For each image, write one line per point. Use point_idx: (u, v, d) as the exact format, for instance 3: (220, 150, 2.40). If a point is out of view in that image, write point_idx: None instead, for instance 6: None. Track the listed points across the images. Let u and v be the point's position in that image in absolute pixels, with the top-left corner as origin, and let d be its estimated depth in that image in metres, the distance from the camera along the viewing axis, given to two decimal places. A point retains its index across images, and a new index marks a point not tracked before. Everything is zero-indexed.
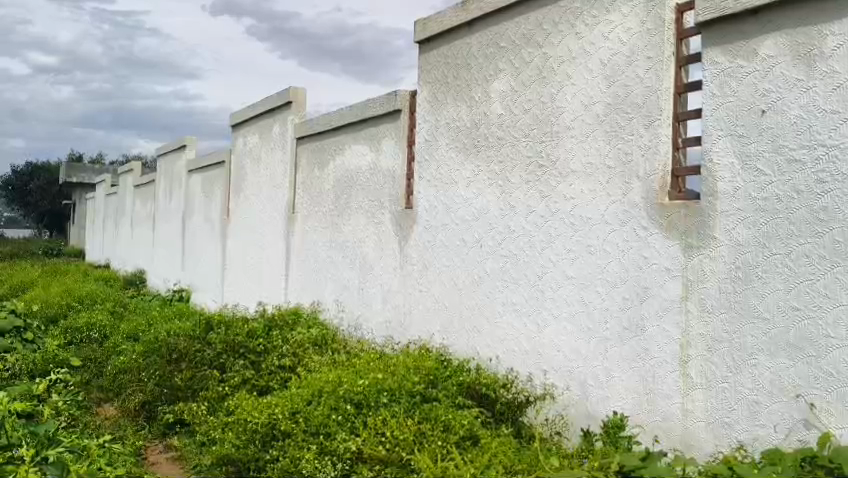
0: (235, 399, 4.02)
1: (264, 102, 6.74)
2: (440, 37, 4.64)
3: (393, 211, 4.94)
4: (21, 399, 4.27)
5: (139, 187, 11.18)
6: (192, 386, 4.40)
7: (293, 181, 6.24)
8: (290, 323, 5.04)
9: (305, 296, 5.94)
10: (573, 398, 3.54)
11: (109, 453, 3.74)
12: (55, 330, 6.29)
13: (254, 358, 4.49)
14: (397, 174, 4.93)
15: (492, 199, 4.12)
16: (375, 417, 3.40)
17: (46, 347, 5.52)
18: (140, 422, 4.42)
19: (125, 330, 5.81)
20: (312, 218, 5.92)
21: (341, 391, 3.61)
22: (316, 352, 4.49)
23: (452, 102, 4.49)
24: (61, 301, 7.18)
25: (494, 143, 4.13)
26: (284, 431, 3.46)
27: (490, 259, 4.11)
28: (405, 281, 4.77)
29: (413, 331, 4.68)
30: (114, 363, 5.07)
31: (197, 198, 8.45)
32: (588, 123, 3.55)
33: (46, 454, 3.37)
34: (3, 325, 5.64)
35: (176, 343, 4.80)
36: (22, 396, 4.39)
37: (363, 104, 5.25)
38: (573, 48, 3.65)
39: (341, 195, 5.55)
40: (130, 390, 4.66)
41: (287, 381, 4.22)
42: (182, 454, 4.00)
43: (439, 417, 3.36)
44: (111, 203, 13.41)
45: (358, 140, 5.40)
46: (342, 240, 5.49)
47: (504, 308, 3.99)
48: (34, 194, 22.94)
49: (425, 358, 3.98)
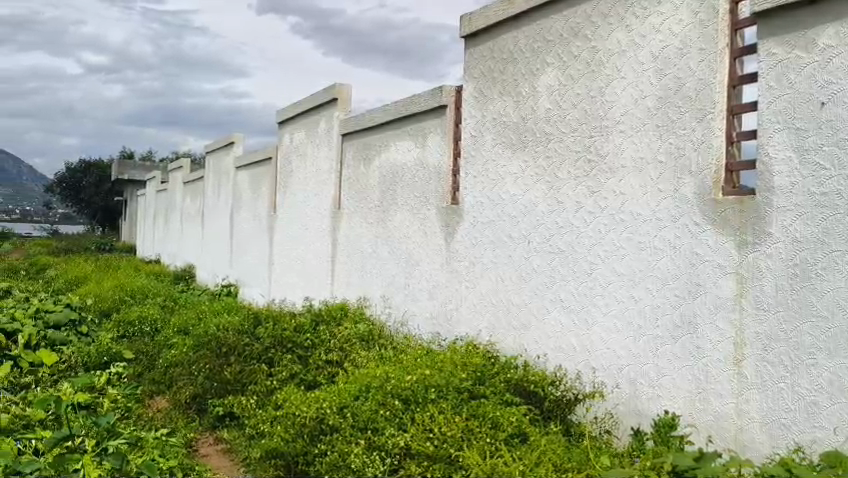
0: (284, 393, 4.07)
1: (310, 99, 6.79)
2: (486, 31, 4.61)
3: (438, 207, 4.93)
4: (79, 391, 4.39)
5: (188, 184, 11.37)
6: (241, 380, 4.46)
7: (339, 177, 6.27)
8: (337, 319, 5.07)
9: (351, 292, 5.97)
10: (623, 396, 3.49)
11: (164, 445, 3.82)
12: (108, 323, 6.44)
13: (302, 353, 4.54)
14: (442, 170, 4.91)
15: (540, 195, 4.08)
16: (423, 412, 3.41)
17: (100, 339, 5.66)
18: (192, 415, 4.47)
19: (175, 324, 5.92)
20: (358, 214, 5.94)
21: (389, 386, 3.63)
22: (363, 347, 4.50)
23: (499, 97, 4.45)
24: (114, 295, 7.35)
25: (541, 138, 4.09)
26: (333, 425, 3.50)
27: (538, 256, 4.07)
28: (452, 278, 4.76)
29: (460, 328, 4.66)
30: (165, 356, 5.16)
31: (245, 194, 8.56)
32: (639, 117, 3.49)
33: (106, 445, 3.46)
34: (59, 318, 5.80)
35: (226, 338, 4.88)
36: (80, 389, 4.52)
37: (409, 99, 5.25)
38: (622, 41, 3.59)
39: (387, 191, 5.56)
40: (181, 382, 4.73)
41: (335, 376, 4.24)
42: (232, 447, 4.03)
43: (487, 415, 3.35)
44: (161, 200, 13.68)
45: (403, 136, 5.40)
46: (388, 237, 5.50)
47: (552, 305, 3.95)
48: (88, 190, 23.54)
49: (472, 355, 3.97)
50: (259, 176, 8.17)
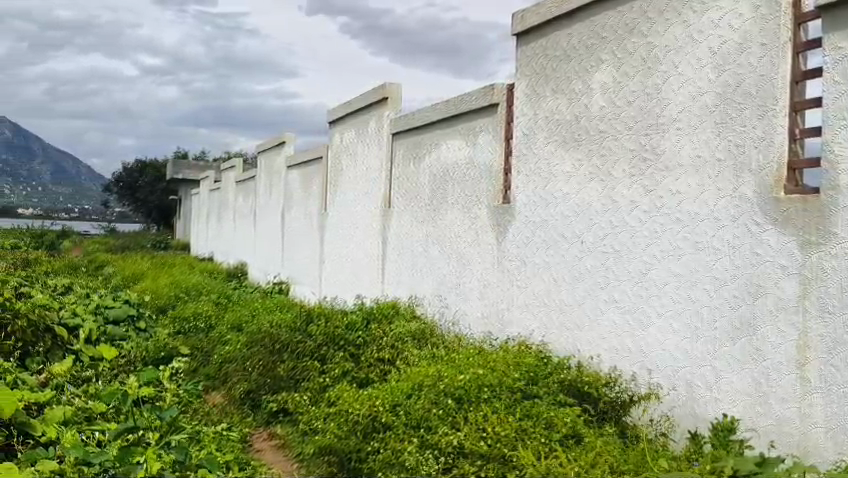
0: (337, 390, 4.10)
1: (361, 98, 6.83)
2: (538, 29, 4.57)
3: (490, 206, 4.91)
4: (140, 386, 4.51)
5: (241, 183, 11.56)
6: (294, 377, 4.52)
7: (389, 176, 6.29)
8: (388, 317, 5.09)
9: (402, 290, 5.99)
10: (680, 399, 3.42)
11: (221, 439, 3.89)
12: (165, 319, 6.59)
13: (354, 351, 4.58)
14: (494, 169, 4.89)
15: (594, 194, 4.03)
16: (476, 412, 3.41)
17: (158, 335, 5.81)
18: (246, 410, 4.53)
19: (229, 320, 6.03)
20: (408, 213, 5.96)
21: (441, 384, 3.64)
22: (414, 346, 4.51)
23: (551, 95, 4.42)
24: (170, 292, 7.52)
25: (595, 137, 4.04)
26: (386, 423, 3.53)
27: (591, 256, 4.03)
28: (503, 277, 4.74)
29: (512, 328, 4.64)
30: (219, 352, 5.25)
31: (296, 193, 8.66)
32: (696, 114, 3.42)
33: (168, 438, 3.60)
34: (118, 313, 5.96)
35: (279, 335, 4.95)
36: (143, 384, 4.73)
37: (460, 98, 5.24)
38: (680, 36, 3.53)
39: (437, 189, 5.57)
40: (235, 378, 4.80)
41: (387, 374, 4.25)
42: (285, 443, 4.07)
43: (541, 415, 3.33)
44: (214, 199, 13.94)
45: (454, 135, 5.39)
46: (439, 236, 5.50)
47: (606, 305, 3.90)
48: (143, 189, 24.13)
49: (524, 355, 3.96)
50: (309, 175, 8.26)
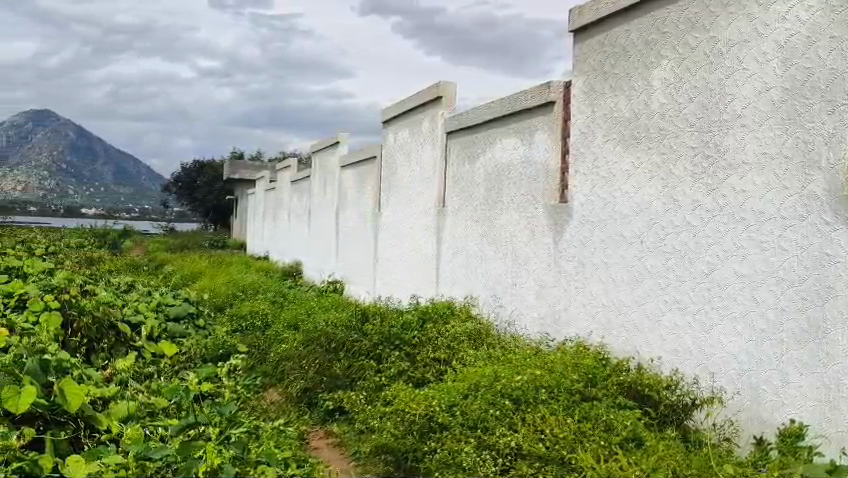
0: (393, 390, 4.13)
1: (415, 97, 6.83)
2: (596, 25, 4.50)
3: (547, 205, 4.86)
4: (201, 383, 4.60)
5: (296, 182, 11.70)
6: (350, 375, 4.55)
7: (443, 175, 6.29)
8: (444, 317, 5.09)
9: (457, 290, 5.97)
10: (745, 403, 3.32)
11: (279, 436, 3.94)
12: (223, 317, 6.72)
13: (409, 350, 4.59)
14: (551, 168, 4.84)
15: (654, 193, 3.95)
16: (534, 413, 3.39)
17: (217, 333, 5.91)
18: (303, 408, 4.58)
19: (286, 319, 6.11)
20: (463, 212, 5.94)
21: (498, 385, 3.63)
22: (470, 346, 4.49)
23: (610, 92, 4.34)
24: (228, 291, 7.65)
25: (656, 134, 3.95)
26: (442, 423, 3.53)
27: (651, 256, 3.95)
28: (560, 278, 4.68)
29: (569, 329, 4.58)
30: (277, 350, 5.32)
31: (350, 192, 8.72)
32: (762, 110, 3.32)
33: (228, 434, 3.65)
34: (179, 311, 6.10)
35: (335, 334, 5.00)
36: (203, 379, 4.86)
37: (515, 96, 5.20)
38: (744, 30, 3.42)
39: (492, 188, 5.53)
40: (292, 376, 4.86)
41: (443, 374, 4.24)
42: (342, 441, 4.10)
43: (600, 417, 3.28)
44: (269, 199, 14.16)
45: (509, 134, 5.35)
46: (495, 236, 5.47)
47: (667, 306, 3.82)
48: (201, 190, 24.66)
49: (582, 357, 3.90)
50: (363, 174, 8.30)
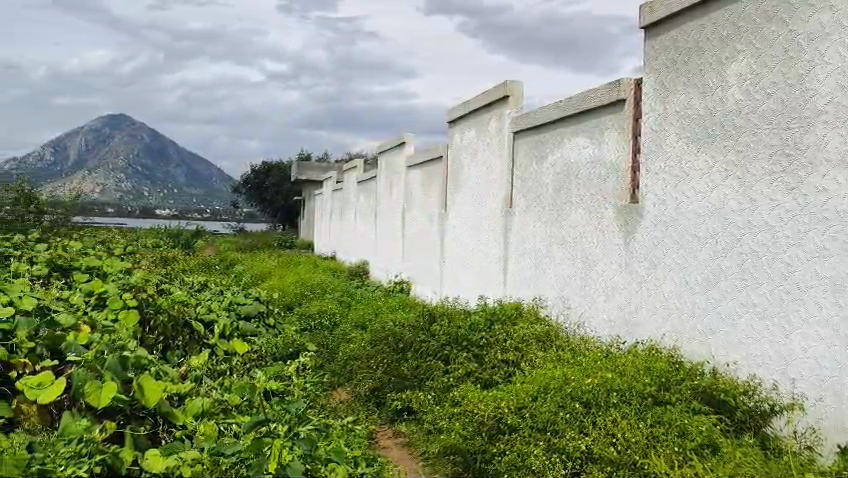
0: (461, 390, 4.13)
1: (481, 97, 6.81)
2: (668, 20, 4.40)
3: (617, 205, 4.77)
4: (271, 380, 4.68)
5: (362, 183, 11.82)
6: (418, 375, 4.58)
7: (510, 175, 6.25)
8: (512, 318, 5.06)
9: (525, 291, 5.92)
10: (828, 411, 3.17)
11: (348, 434, 3.97)
12: (292, 316, 6.84)
13: (477, 351, 4.58)
14: (621, 168, 4.75)
15: (729, 192, 3.84)
16: (605, 417, 3.34)
17: (286, 332, 6.02)
18: (371, 407, 4.61)
19: (354, 319, 6.18)
20: (531, 212, 5.89)
21: (568, 388, 3.59)
22: (539, 348, 4.45)
23: (683, 90, 4.24)
24: (296, 290, 7.79)
25: (732, 132, 3.84)
26: (512, 425, 3.51)
27: (727, 257, 3.83)
28: (631, 280, 4.59)
29: (640, 332, 4.49)
30: (345, 349, 5.38)
31: (416, 192, 8.75)
32: (845, 106, 3.18)
33: (297, 431, 3.67)
34: (250, 310, 6.24)
35: (402, 334, 5.04)
36: (270, 378, 4.78)
37: (584, 95, 5.13)
38: (826, 23, 3.29)
39: (561, 188, 5.47)
40: (360, 375, 4.90)
41: (511, 376, 4.22)
42: (411, 441, 4.12)
43: (673, 422, 3.21)
44: (336, 199, 14.35)
45: (578, 133, 5.28)
46: (563, 237, 5.41)
47: (744, 310, 3.70)
48: (270, 191, 25.17)
49: (655, 360, 3.82)
50: (429, 175, 8.32)
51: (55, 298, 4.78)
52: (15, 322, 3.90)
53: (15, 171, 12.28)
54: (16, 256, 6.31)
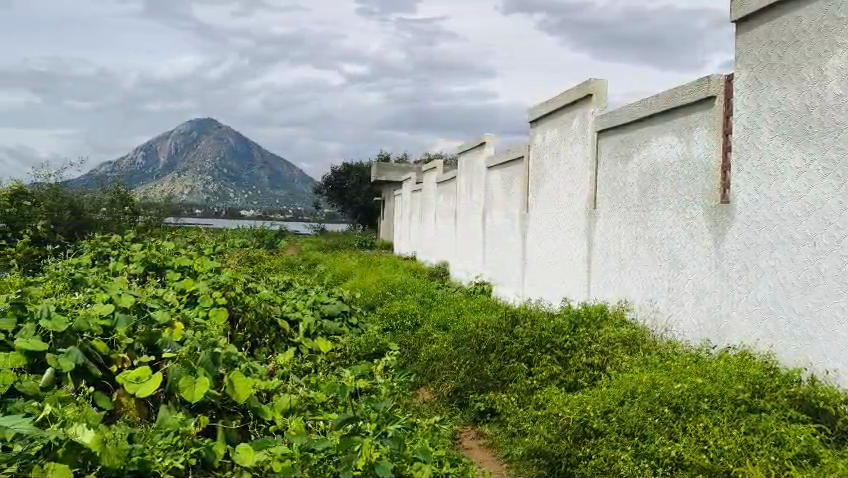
0: (544, 393, 4.15)
1: (563, 96, 6.74)
2: (760, 13, 4.25)
3: (707, 205, 4.64)
4: (357, 378, 4.75)
5: (441, 184, 11.88)
6: (501, 377, 4.59)
7: (594, 175, 6.15)
8: (596, 320, 4.99)
9: (610, 294, 5.82)
10: None
11: (433, 434, 3.98)
12: (374, 316, 6.94)
13: (561, 354, 4.54)
14: (711, 167, 4.62)
15: (828, 192, 3.67)
16: (696, 423, 3.25)
17: (369, 331, 6.11)
18: (454, 408, 4.63)
19: (436, 320, 6.22)
20: (616, 213, 5.78)
21: (657, 394, 3.51)
22: (625, 351, 4.37)
23: (777, 85, 4.09)
24: (378, 290, 7.89)
25: (830, 128, 3.67)
26: (597, 429, 3.48)
27: (826, 259, 3.67)
28: (722, 282, 4.45)
29: (732, 336, 4.35)
30: (428, 350, 5.43)
31: (496, 193, 8.72)
32: None
33: (384, 429, 3.70)
34: (334, 309, 6.36)
35: (485, 336, 5.07)
36: (358, 377, 4.81)
37: (671, 92, 5.01)
38: None
39: (647, 188, 5.35)
40: (442, 376, 4.93)
41: (596, 379, 4.17)
42: (494, 443, 4.11)
43: (769, 430, 3.10)
44: (415, 200, 14.47)
45: (665, 132, 5.16)
46: (649, 239, 5.29)
47: (845, 315, 3.52)
48: (350, 191, 25.58)
49: (748, 366, 3.68)
50: (510, 175, 8.28)
51: (151, 296, 4.97)
52: (115, 319, 4.06)
53: (111, 174, 12.88)
54: (114, 256, 6.62)
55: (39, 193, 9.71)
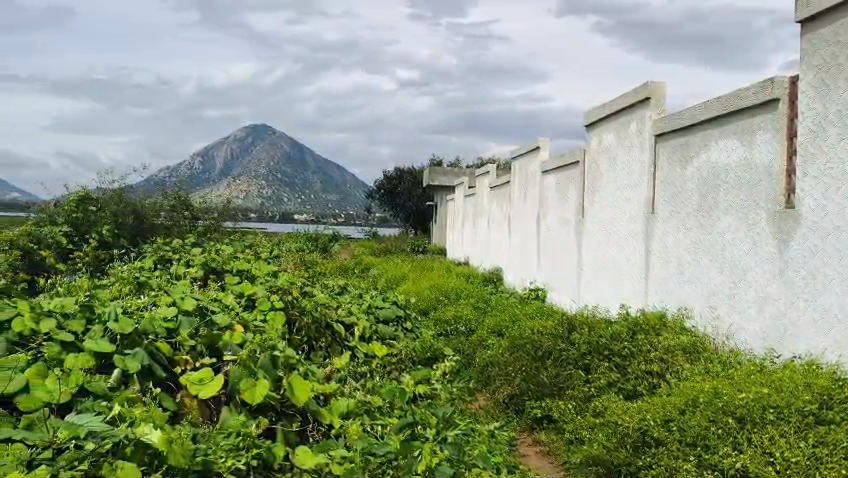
0: (603, 401, 4.13)
1: (619, 100, 6.66)
2: (827, 13, 4.13)
3: (771, 211, 4.53)
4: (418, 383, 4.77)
5: (494, 189, 11.88)
6: (559, 384, 4.58)
7: (652, 179, 6.07)
8: (656, 326, 4.92)
9: (669, 300, 5.73)
10: None
11: (492, 441, 3.98)
12: (429, 320, 6.99)
13: (620, 361, 4.51)
14: (775, 172, 4.51)
15: None
16: (761, 433, 3.17)
17: (424, 337, 6.16)
18: (511, 414, 4.68)
19: (490, 325, 6.25)
20: (675, 218, 5.69)
21: (719, 403, 3.44)
22: (686, 358, 4.29)
23: (845, 86, 3.97)
24: (432, 295, 7.92)
25: None
26: (658, 438, 3.44)
27: None
28: (788, 290, 4.33)
29: (798, 345, 4.23)
30: (482, 356, 5.48)
31: (551, 198, 8.66)
32: None
33: (445, 434, 3.70)
34: (389, 313, 6.42)
35: (541, 342, 5.07)
36: (418, 382, 4.82)
37: (733, 95, 4.91)
38: None
39: (708, 193, 5.25)
40: (499, 382, 4.97)
41: (656, 387, 4.12)
42: (552, 449, 4.10)
43: (840, 442, 3.00)
44: (468, 205, 14.49)
45: (727, 135, 5.05)
46: (710, 244, 5.19)
47: None
48: (402, 196, 25.72)
49: (816, 376, 3.58)
50: (565, 180, 8.22)
51: (212, 299, 5.08)
52: (178, 321, 4.16)
53: (171, 178, 13.22)
54: (176, 260, 6.79)
55: (104, 197, 10.03)
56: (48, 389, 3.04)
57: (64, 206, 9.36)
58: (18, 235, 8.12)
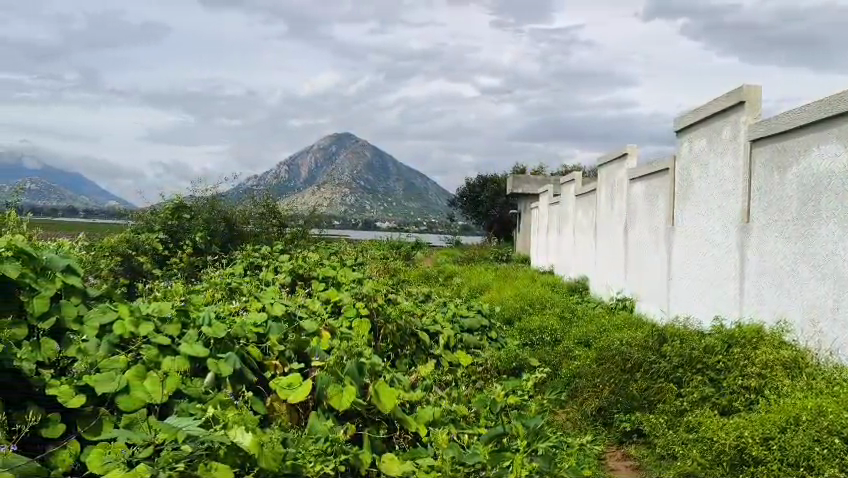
0: (697, 416, 4.00)
1: (713, 104, 6.43)
2: None
3: None
4: (507, 391, 4.72)
5: (579, 197, 11.71)
6: (649, 397, 4.48)
7: (747, 187, 5.84)
8: (752, 338, 4.72)
9: (766, 313, 5.49)
10: None
11: (581, 454, 3.90)
12: (513, 329, 6.94)
13: (714, 375, 4.39)
14: None
15: None
16: None
17: (509, 346, 6.11)
18: (599, 426, 4.55)
19: (576, 335, 6.17)
20: (772, 227, 5.46)
21: (824, 421, 3.26)
22: (786, 373, 4.10)
23: None
24: (517, 304, 7.85)
25: None
26: (756, 457, 3.30)
27: None
28: None
29: None
30: (568, 366, 5.40)
31: (639, 206, 8.46)
32: None
33: (535, 446, 3.63)
34: (474, 323, 6.39)
35: (631, 355, 4.95)
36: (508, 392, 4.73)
37: (837, 97, 4.67)
38: None
39: (808, 201, 5.02)
40: (586, 394, 4.87)
41: (754, 404, 4.00)
42: (642, 465, 3.99)
43: None
44: (552, 213, 14.33)
45: (829, 139, 4.81)
46: (811, 254, 4.94)
47: None
48: (485, 203, 25.67)
49: None
50: (654, 188, 8.02)
51: (300, 305, 5.18)
52: (268, 327, 4.22)
53: (261, 186, 13.58)
54: (265, 267, 6.96)
55: (198, 205, 10.39)
56: (147, 390, 3.11)
57: (161, 213, 9.75)
58: (118, 240, 8.51)
